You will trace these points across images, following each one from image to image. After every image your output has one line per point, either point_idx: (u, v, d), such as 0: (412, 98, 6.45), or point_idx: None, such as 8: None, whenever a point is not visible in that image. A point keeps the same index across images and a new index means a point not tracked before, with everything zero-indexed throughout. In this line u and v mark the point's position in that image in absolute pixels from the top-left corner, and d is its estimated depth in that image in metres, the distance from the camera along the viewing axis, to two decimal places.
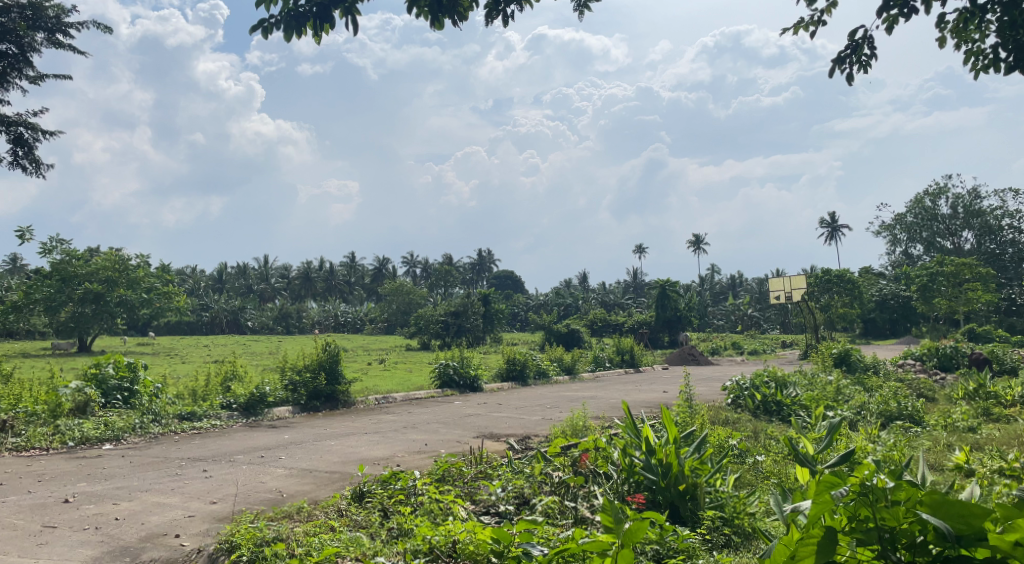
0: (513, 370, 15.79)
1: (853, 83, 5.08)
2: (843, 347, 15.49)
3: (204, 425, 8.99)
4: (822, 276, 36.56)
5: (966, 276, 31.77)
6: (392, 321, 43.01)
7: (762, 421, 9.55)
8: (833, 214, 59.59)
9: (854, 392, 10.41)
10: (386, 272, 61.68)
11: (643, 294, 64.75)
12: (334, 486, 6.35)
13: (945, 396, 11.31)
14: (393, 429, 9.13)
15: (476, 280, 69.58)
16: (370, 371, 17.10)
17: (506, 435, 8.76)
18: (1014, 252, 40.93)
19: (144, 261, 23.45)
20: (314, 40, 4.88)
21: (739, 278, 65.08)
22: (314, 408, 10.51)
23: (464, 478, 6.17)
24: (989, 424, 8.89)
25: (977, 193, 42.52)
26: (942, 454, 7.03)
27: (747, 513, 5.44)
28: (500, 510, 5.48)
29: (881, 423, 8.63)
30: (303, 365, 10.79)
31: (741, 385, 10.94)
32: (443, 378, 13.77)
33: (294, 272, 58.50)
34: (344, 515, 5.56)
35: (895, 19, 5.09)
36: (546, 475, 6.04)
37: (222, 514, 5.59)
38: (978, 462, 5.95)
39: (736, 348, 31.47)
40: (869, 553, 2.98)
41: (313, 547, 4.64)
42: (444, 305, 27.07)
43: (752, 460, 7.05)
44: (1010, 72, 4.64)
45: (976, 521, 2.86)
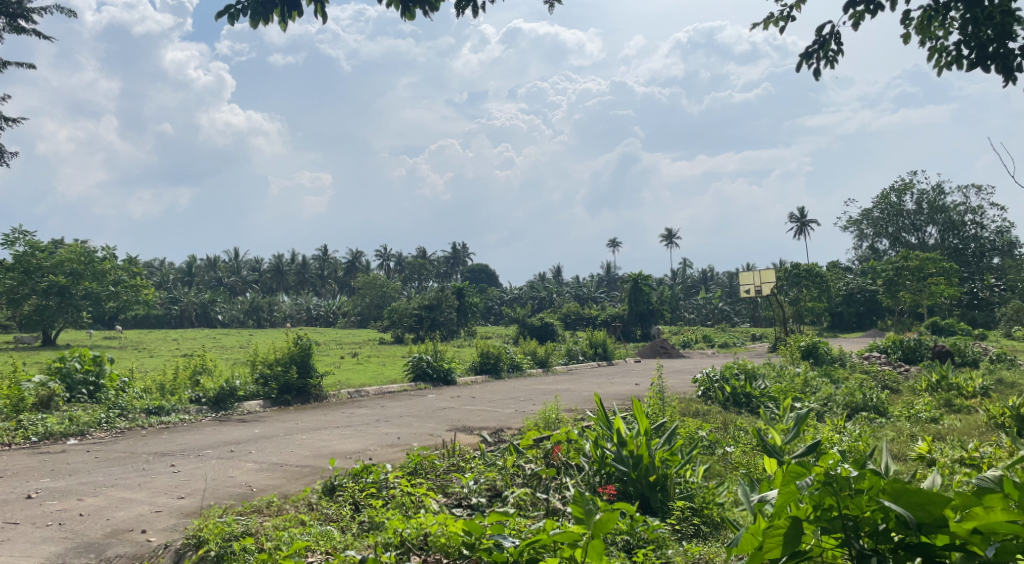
0: (487, 363, 15.80)
1: (820, 78, 5.13)
2: (810, 339, 15.73)
3: (172, 420, 8.89)
4: (791, 270, 37.01)
5: (930, 271, 32.24)
6: (364, 314, 42.88)
7: (732, 412, 9.66)
8: (802, 209, 60.32)
9: (821, 384, 10.59)
10: (359, 265, 61.30)
11: (617, 288, 65.09)
12: (304, 480, 6.32)
13: (909, 387, 11.53)
14: (365, 422, 9.11)
15: (450, 274, 69.54)
16: (342, 364, 17.06)
17: (478, 427, 8.77)
18: (976, 247, 41.78)
19: (110, 253, 23.31)
20: (280, 27, 4.83)
21: (711, 272, 65.54)
22: (285, 402, 10.43)
23: (436, 471, 6.19)
24: (951, 414, 9.10)
25: (941, 189, 43.14)
26: (906, 444, 7.17)
27: (716, 503, 5.52)
28: (472, 503, 5.48)
29: (846, 415, 8.80)
30: (274, 358, 10.72)
31: (711, 376, 11.05)
32: (416, 371, 13.77)
33: (265, 265, 57.98)
34: (314, 509, 5.55)
35: (861, 15, 5.14)
36: (519, 467, 6.09)
37: (190, 509, 5.55)
38: (940, 451, 6.10)
39: (706, 341, 31.75)
40: (833, 541, 3.04)
41: (282, 541, 4.63)
42: (419, 298, 26.82)
43: (721, 451, 7.15)
44: (972, 68, 4.67)
45: (937, 509, 2.89)
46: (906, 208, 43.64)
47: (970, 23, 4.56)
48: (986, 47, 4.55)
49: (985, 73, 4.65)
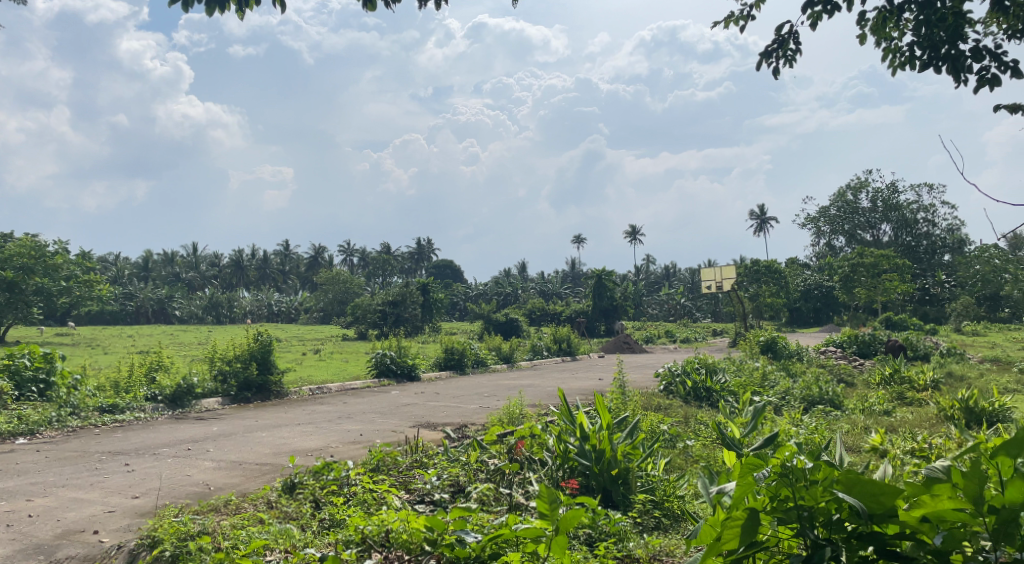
0: (451, 359, 15.78)
1: (778, 77, 5.19)
2: (769, 335, 15.97)
3: (126, 418, 8.74)
4: (751, 266, 37.54)
5: (884, 267, 32.86)
6: (327, 310, 42.58)
7: (693, 406, 9.78)
8: (762, 206, 61.29)
9: (779, 378, 10.79)
10: (321, 261, 60.78)
11: (581, 284, 65.43)
12: (263, 478, 6.25)
13: (863, 381, 11.77)
14: (328, 419, 9.04)
15: (414, 269, 69.28)
16: (305, 360, 16.90)
17: (442, 423, 8.75)
18: (928, 244, 42.76)
19: (62, 247, 22.75)
20: (236, 15, 4.75)
21: (673, 268, 66.17)
22: (245, 399, 10.30)
23: (399, 468, 6.17)
24: (903, 407, 9.32)
25: (895, 188, 44.05)
26: (859, 436, 7.32)
27: (676, 496, 5.58)
28: (434, 498, 5.45)
29: (803, 408, 8.97)
30: (233, 355, 10.57)
31: (673, 371, 11.17)
32: (380, 367, 13.70)
33: (225, 260, 57.09)
34: (273, 507, 5.49)
35: (819, 15, 5.21)
36: (482, 462, 6.10)
37: (144, 509, 5.45)
38: (892, 443, 6.24)
39: (668, 336, 32.08)
40: (789, 531, 3.05)
41: (240, 539, 4.57)
42: (382, 294, 26.66)
43: (682, 444, 7.23)
44: (924, 69, 4.74)
45: (888, 499, 2.88)
46: (862, 206, 44.49)
47: (923, 25, 4.61)
48: (939, 49, 4.63)
49: (937, 73, 4.72)
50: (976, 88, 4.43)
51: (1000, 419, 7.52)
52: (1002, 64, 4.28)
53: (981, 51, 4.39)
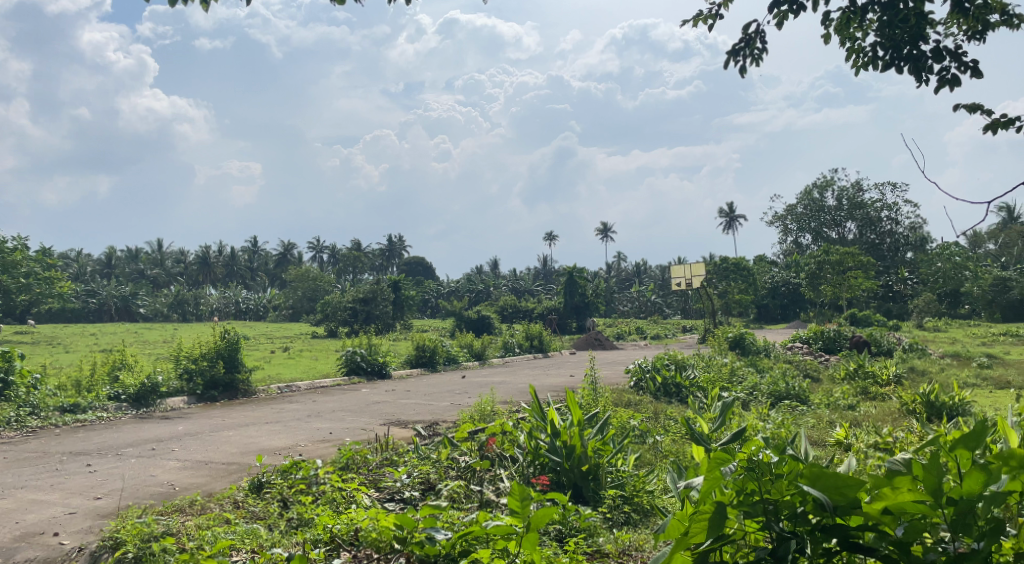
0: (422, 356, 15.72)
1: (744, 75, 5.23)
2: (737, 331, 16.12)
3: (88, 418, 8.59)
4: (719, 264, 37.91)
5: (849, 265, 33.29)
6: (296, 308, 42.25)
7: (662, 402, 9.84)
8: (731, 205, 61.94)
9: (747, 374, 10.91)
10: (290, 257, 60.29)
11: (552, 281, 65.63)
12: (229, 478, 6.17)
13: (828, 376, 11.94)
14: (296, 418, 8.96)
15: (385, 266, 69.02)
16: (273, 358, 16.71)
17: (412, 421, 8.72)
18: (892, 242, 43.46)
19: (22, 243, 22.26)
20: (201, 6, 4.68)
21: (644, 265, 66.60)
22: (212, 398, 10.18)
23: (368, 466, 6.14)
24: (866, 401, 9.48)
25: (859, 186, 44.76)
26: (824, 431, 7.42)
27: (645, 490, 5.62)
28: (405, 496, 5.43)
29: (770, 403, 9.08)
30: (199, 353, 10.43)
31: (643, 367, 11.23)
32: (350, 365, 13.60)
33: (191, 257, 56.37)
34: (240, 507, 5.43)
35: (784, 15, 5.26)
36: (452, 459, 6.07)
37: (106, 510, 5.36)
38: (856, 437, 6.33)
39: (639, 332, 32.27)
40: (755, 524, 3.05)
41: (205, 540, 4.51)
42: (353, 291, 26.39)
43: (652, 440, 7.28)
44: (887, 69, 4.80)
45: (851, 491, 2.90)
46: (828, 204, 45.12)
47: (885, 25, 4.67)
48: (901, 49, 4.69)
49: (898, 74, 4.79)
50: (937, 87, 4.49)
51: (959, 412, 7.66)
52: (961, 65, 4.34)
53: (941, 51, 4.45)
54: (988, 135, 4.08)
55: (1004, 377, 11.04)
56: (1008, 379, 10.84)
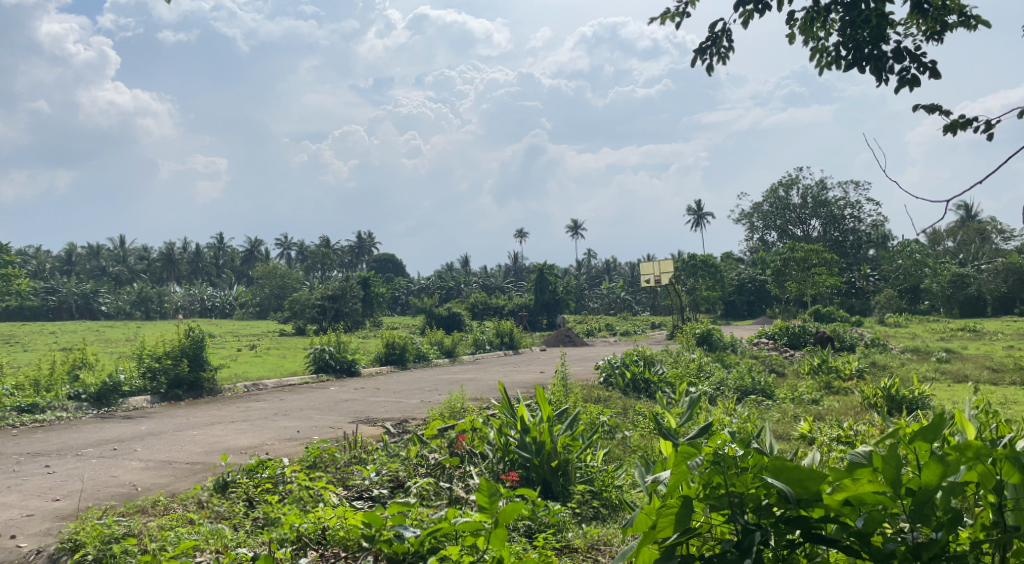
0: (392, 354, 15.64)
1: (711, 73, 5.26)
2: (705, 327, 16.25)
3: (48, 418, 8.43)
4: (688, 261, 38.23)
5: (814, 262, 33.72)
6: (264, 305, 41.79)
7: (631, 397, 9.90)
8: (699, 202, 62.49)
9: (714, 369, 11.02)
10: (257, 254, 59.67)
11: (522, 278, 65.66)
12: (193, 478, 6.09)
13: (794, 370, 12.10)
14: (263, 416, 8.88)
15: (354, 263, 68.56)
16: (240, 357, 16.50)
17: (382, 419, 8.68)
18: (855, 239, 44.11)
19: None
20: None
21: (613, 262, 66.91)
22: (176, 397, 10.04)
23: (336, 464, 6.10)
24: (830, 395, 9.63)
25: (824, 184, 45.36)
26: (789, 425, 7.52)
27: (614, 486, 5.66)
28: (373, 494, 5.40)
29: (736, 398, 9.19)
30: (163, 351, 10.28)
31: (612, 363, 11.27)
32: (318, 363, 13.49)
33: (155, 253, 55.50)
34: (204, 507, 5.36)
35: (750, 14, 5.30)
36: (422, 457, 6.05)
37: (66, 512, 5.26)
38: (820, 430, 6.43)
39: (609, 329, 32.43)
40: (720, 517, 3.05)
41: (168, 542, 4.44)
42: (322, 288, 26.04)
43: (620, 435, 7.32)
44: (848, 69, 4.85)
45: (812, 483, 2.90)
46: (793, 202, 45.68)
47: (847, 26, 4.74)
48: (863, 49, 4.74)
49: (860, 74, 4.84)
50: (897, 88, 4.55)
51: (918, 406, 7.82)
52: (921, 65, 4.40)
53: (901, 51, 4.52)
54: (947, 135, 4.14)
55: (963, 371, 11.27)
56: (966, 373, 11.08)
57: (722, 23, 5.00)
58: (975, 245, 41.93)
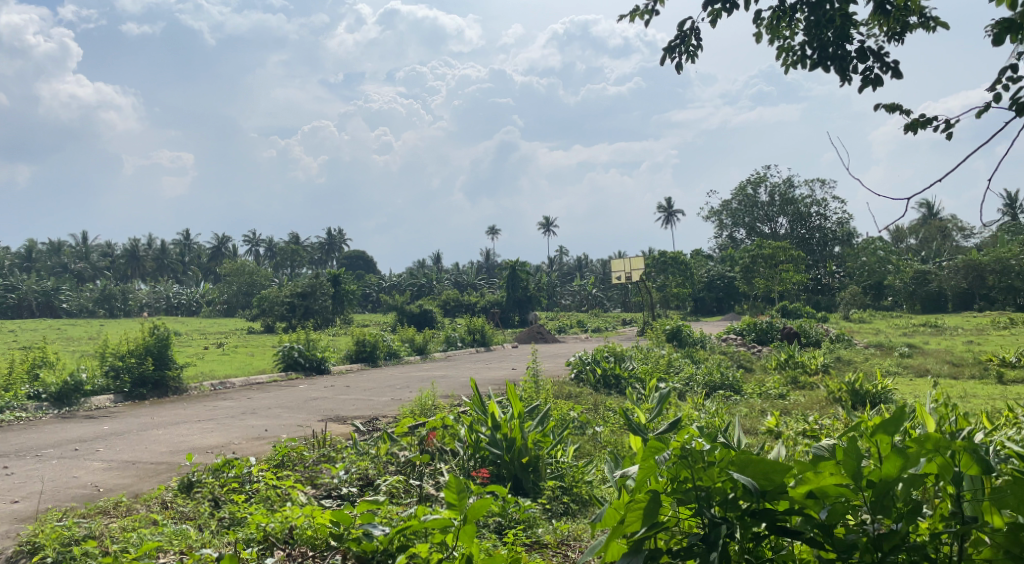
0: (363, 351, 15.53)
1: (681, 71, 5.29)
2: (675, 323, 16.35)
3: (6, 418, 8.26)
4: (658, 257, 38.42)
5: (781, 258, 34.07)
6: (231, 302, 41.35)
7: (602, 393, 9.95)
8: (669, 199, 62.95)
9: (683, 365, 11.11)
10: (225, 251, 58.95)
11: (494, 275, 65.65)
12: (157, 478, 6.00)
13: (761, 366, 12.23)
14: (231, 415, 8.78)
15: (324, 260, 68.06)
16: (207, 355, 16.28)
17: (352, 417, 8.62)
18: (820, 236, 44.26)
19: None
20: None
21: (585, 259, 67.16)
22: (140, 396, 9.90)
23: (305, 463, 6.05)
24: (796, 390, 9.75)
25: (791, 182, 45.93)
26: (756, 419, 7.60)
27: (584, 481, 5.69)
28: (342, 493, 5.36)
29: (705, 393, 9.27)
30: (126, 350, 10.14)
31: (583, 360, 11.32)
32: (287, 361, 13.37)
33: (119, 250, 54.60)
34: (168, 508, 5.29)
35: (718, 13, 5.34)
36: (393, 454, 6.02)
37: (23, 514, 5.15)
38: (786, 425, 6.51)
39: (580, 326, 32.53)
40: (688, 512, 3.07)
41: (130, 543, 4.37)
42: (291, 285, 25.74)
43: (591, 430, 7.35)
44: (814, 69, 4.89)
45: (776, 475, 2.93)
46: (761, 200, 46.24)
47: (812, 26, 4.78)
48: (827, 49, 4.80)
49: (824, 74, 4.90)
50: (860, 88, 4.61)
51: (881, 400, 7.97)
52: (884, 65, 4.46)
53: (865, 51, 4.57)
54: (908, 134, 4.21)
55: (924, 365, 11.48)
56: (927, 367, 11.30)
57: (691, 21, 5.02)
58: (937, 242, 42.67)
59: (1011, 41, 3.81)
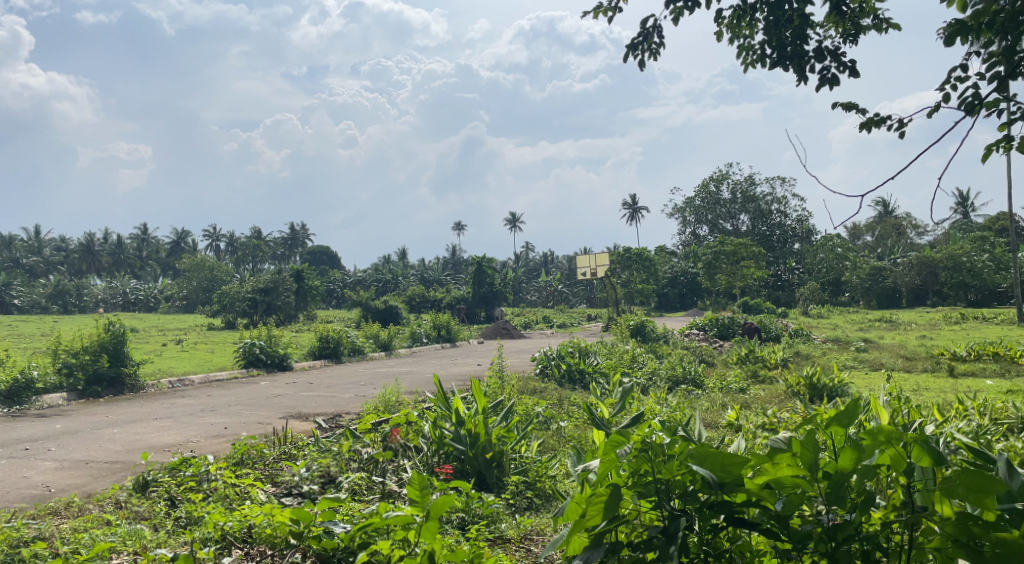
0: (326, 348, 15.41)
1: (642, 68, 5.30)
2: (639, 319, 16.46)
3: None
4: (622, 253, 38.60)
5: (743, 255, 34.48)
6: (191, 298, 40.65)
7: (566, 388, 9.99)
8: (634, 196, 63.41)
9: (647, 360, 11.20)
10: (184, 246, 57.98)
11: (460, 271, 65.54)
12: (111, 478, 5.89)
13: (722, 360, 12.39)
14: (189, 413, 8.63)
15: (287, 255, 67.31)
16: (165, 352, 15.99)
17: (314, 414, 8.54)
18: (781, 233, 45.00)
19: None
20: None
21: (550, 254, 67.33)
22: (94, 394, 9.70)
23: (265, 461, 5.97)
24: (756, 384, 9.91)
25: (752, 180, 46.59)
26: (717, 413, 7.70)
27: (548, 476, 5.71)
28: (302, 491, 5.28)
29: (667, 388, 9.36)
30: (80, 346, 9.93)
31: (547, 355, 11.33)
32: (248, 358, 13.20)
33: (74, 244, 53.33)
34: (122, 508, 5.19)
35: (680, 11, 5.36)
36: (355, 451, 5.95)
37: None
38: (745, 418, 6.59)
39: (546, 321, 32.64)
40: (648, 504, 3.08)
41: (82, 544, 4.27)
42: (253, 281, 25.40)
43: (555, 426, 7.37)
44: (774, 68, 4.95)
45: (734, 468, 2.94)
46: (723, 197, 46.78)
47: (772, 26, 4.83)
48: (785, 49, 4.86)
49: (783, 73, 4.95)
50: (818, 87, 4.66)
51: (838, 393, 8.12)
52: (840, 65, 4.52)
53: (822, 51, 4.63)
54: (862, 133, 4.28)
55: (879, 359, 11.71)
56: (882, 361, 11.53)
57: (653, 19, 5.05)
58: (892, 239, 43.53)
59: (961, 43, 3.90)
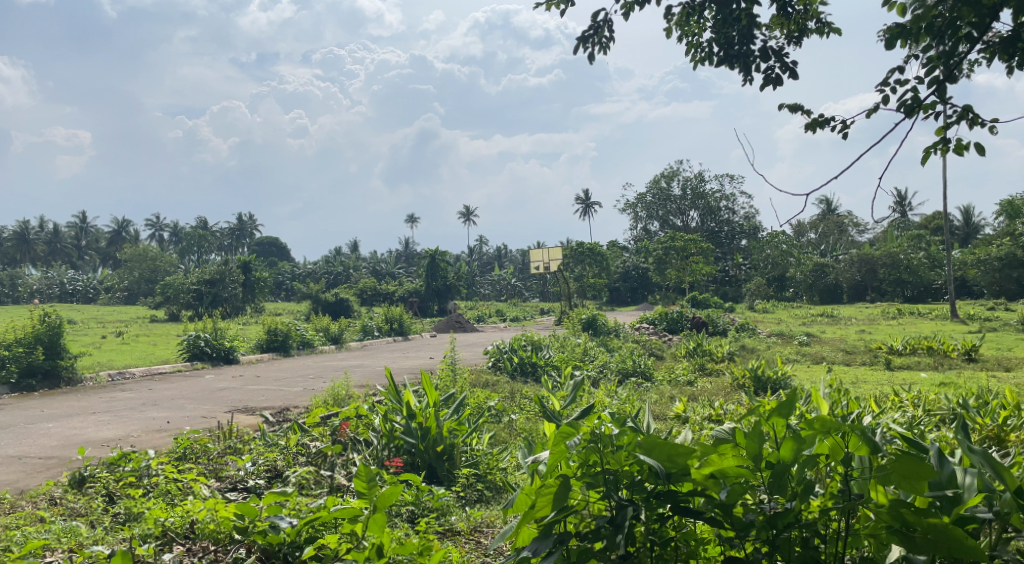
0: (275, 341, 15.17)
1: (593, 61, 5.29)
2: (590, 313, 16.57)
3: None
4: (575, 249, 38.83)
5: (692, 251, 34.91)
6: (133, 289, 39.61)
7: (517, 382, 9.99)
8: (586, 191, 63.63)
9: (597, 353, 11.30)
10: (125, 236, 56.48)
11: (412, 264, 65.16)
12: (46, 473, 5.71)
13: (671, 354, 12.54)
14: (129, 406, 8.41)
15: (234, 246, 66.07)
16: (105, 344, 15.56)
17: (261, 408, 8.40)
18: (729, 230, 45.85)
19: None
20: None
21: (503, 248, 67.36)
22: (29, 387, 9.38)
23: (208, 455, 5.82)
24: (703, 376, 10.04)
25: (702, 177, 47.25)
26: (665, 405, 7.79)
27: (497, 468, 5.72)
28: (248, 485, 5.19)
29: (617, 380, 9.43)
30: (14, 339, 9.59)
31: (500, 348, 11.29)
32: (192, 351, 12.90)
33: (8, 233, 51.46)
34: (57, 504, 5.02)
35: (631, 6, 5.39)
36: (303, 445, 5.86)
37: None
38: (691, 410, 6.68)
39: (499, 315, 32.66)
40: (596, 495, 3.09)
41: (14, 542, 4.13)
42: (198, 272, 24.89)
43: (506, 419, 7.36)
44: (719, 65, 4.99)
45: (680, 458, 2.96)
46: (674, 194, 47.34)
47: (719, 24, 4.89)
48: (730, 47, 4.91)
49: (729, 69, 4.99)
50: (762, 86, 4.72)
51: (780, 385, 8.27)
52: (784, 65, 4.58)
53: (767, 51, 4.69)
54: (807, 133, 4.36)
55: (821, 353, 12.02)
56: (823, 354, 11.82)
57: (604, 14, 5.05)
58: (834, 237, 44.65)
59: (900, 46, 3.99)
